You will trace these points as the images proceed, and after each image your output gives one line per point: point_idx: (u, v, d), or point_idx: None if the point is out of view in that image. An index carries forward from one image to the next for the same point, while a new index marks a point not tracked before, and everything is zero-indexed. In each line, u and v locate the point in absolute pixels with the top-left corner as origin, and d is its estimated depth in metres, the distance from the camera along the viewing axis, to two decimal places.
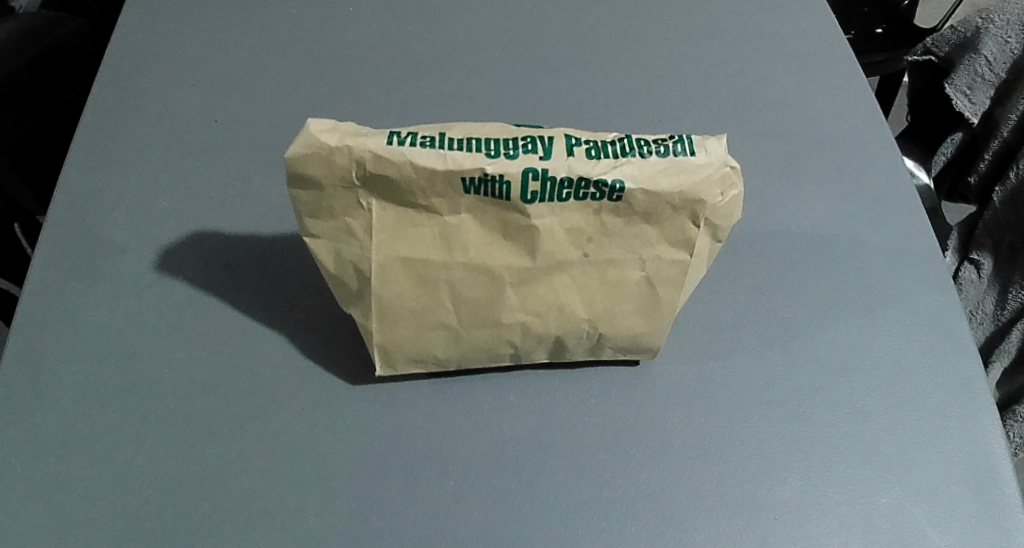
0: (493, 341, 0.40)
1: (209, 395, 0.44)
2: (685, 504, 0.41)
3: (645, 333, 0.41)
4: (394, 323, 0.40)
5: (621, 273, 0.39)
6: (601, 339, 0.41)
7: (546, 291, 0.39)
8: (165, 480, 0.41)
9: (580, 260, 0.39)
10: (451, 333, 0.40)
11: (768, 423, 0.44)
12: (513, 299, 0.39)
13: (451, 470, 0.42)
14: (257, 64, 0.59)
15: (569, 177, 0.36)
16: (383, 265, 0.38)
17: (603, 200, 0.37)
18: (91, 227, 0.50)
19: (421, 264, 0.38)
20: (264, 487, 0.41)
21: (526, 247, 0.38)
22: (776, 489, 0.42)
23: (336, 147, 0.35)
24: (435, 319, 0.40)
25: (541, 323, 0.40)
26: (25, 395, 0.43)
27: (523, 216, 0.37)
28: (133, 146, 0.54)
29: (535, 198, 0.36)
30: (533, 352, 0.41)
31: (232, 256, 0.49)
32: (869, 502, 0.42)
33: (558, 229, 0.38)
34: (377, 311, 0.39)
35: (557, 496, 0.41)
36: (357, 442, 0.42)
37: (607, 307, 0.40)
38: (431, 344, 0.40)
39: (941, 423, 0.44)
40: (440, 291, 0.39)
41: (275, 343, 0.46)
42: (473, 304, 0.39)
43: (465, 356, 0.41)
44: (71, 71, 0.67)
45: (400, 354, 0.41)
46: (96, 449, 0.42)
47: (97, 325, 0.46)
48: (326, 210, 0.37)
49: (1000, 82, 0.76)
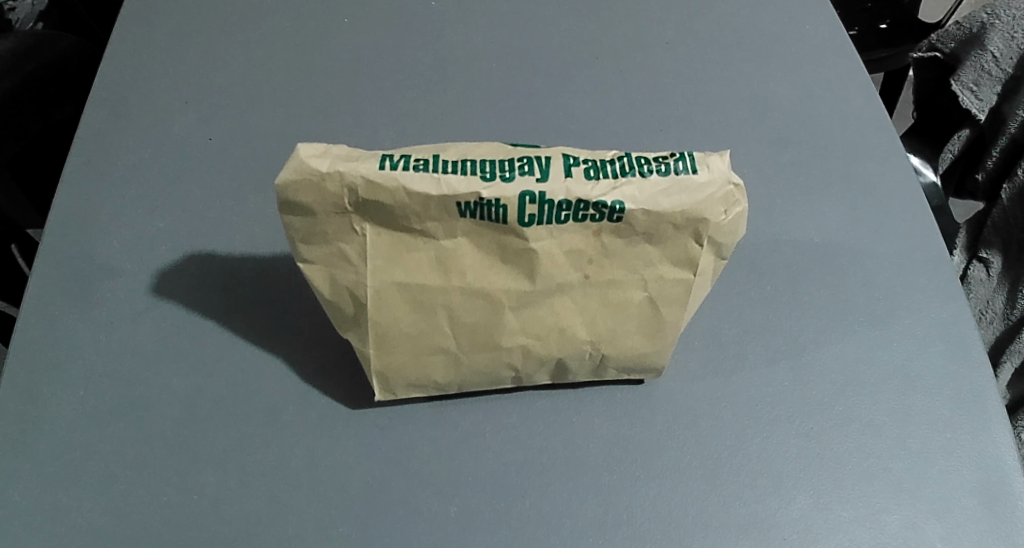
0: (494, 365, 0.39)
1: (206, 421, 0.43)
2: (691, 526, 0.40)
3: (649, 353, 0.40)
4: (391, 348, 0.39)
5: (623, 294, 0.39)
6: (603, 359, 0.40)
7: (547, 313, 0.38)
8: (163, 510, 0.40)
9: (582, 281, 0.38)
10: (450, 358, 0.39)
11: (776, 440, 0.43)
12: (514, 323, 0.38)
13: (453, 495, 0.41)
14: (253, 81, 0.59)
15: (568, 199, 0.35)
16: (379, 290, 0.37)
17: (603, 222, 0.36)
18: (86, 250, 0.49)
19: (419, 289, 0.37)
20: (262, 515, 0.40)
21: (524, 270, 0.37)
22: (784, 507, 0.41)
23: (327, 172, 0.34)
24: (433, 344, 0.39)
25: (542, 345, 0.39)
26: (20, 425, 0.42)
27: (521, 239, 0.36)
28: (128, 167, 0.53)
29: (533, 221, 0.35)
30: (535, 375, 0.40)
31: (229, 278, 0.48)
32: (879, 518, 0.41)
33: (558, 252, 0.37)
34: (375, 337, 0.38)
35: (560, 519, 0.40)
36: (357, 467, 0.42)
37: (609, 328, 0.39)
38: (430, 368, 0.39)
39: (953, 436, 0.43)
40: (438, 315, 0.38)
41: (272, 367, 0.45)
42: (473, 329, 0.38)
43: (466, 380, 0.40)
44: (71, 86, 0.67)
45: (399, 379, 0.40)
46: (93, 479, 0.41)
47: (93, 351, 0.45)
48: (320, 237, 0.36)
49: (1008, 78, 0.74)
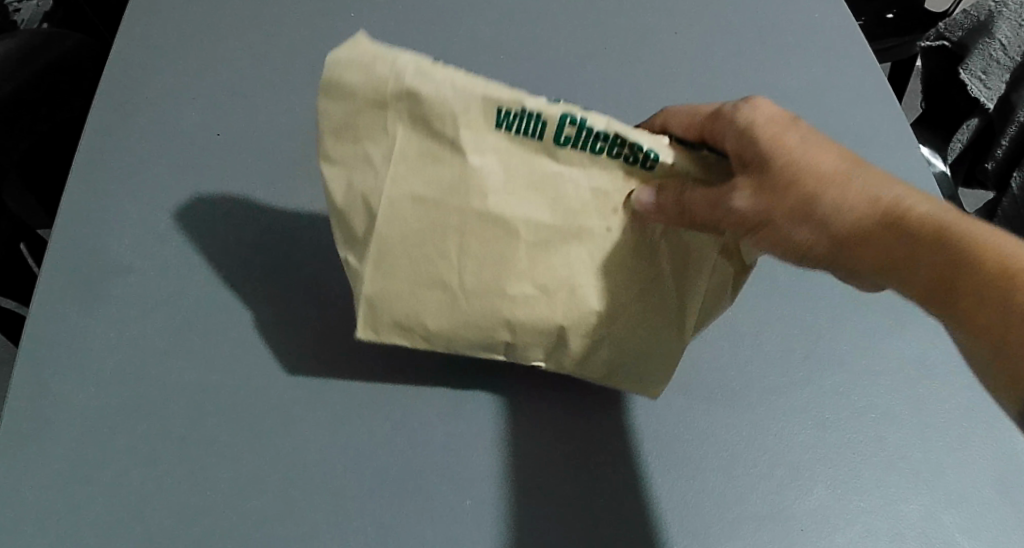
0: (491, 321, 0.39)
1: (215, 414, 0.42)
2: (708, 518, 0.40)
3: (651, 347, 0.41)
4: (391, 271, 0.39)
5: (644, 266, 0.39)
6: (607, 340, 0.41)
7: (559, 264, 0.38)
8: (167, 504, 0.39)
9: (601, 234, 0.38)
10: (448, 297, 0.39)
11: (792, 430, 0.43)
12: (524, 271, 0.38)
13: (468, 487, 0.40)
14: (253, 67, 0.57)
15: (607, 130, 0.35)
16: (393, 200, 0.37)
17: (634, 165, 0.37)
18: (86, 237, 0.47)
19: (435, 205, 0.37)
20: (280, 507, 0.39)
21: (547, 196, 0.37)
22: (802, 498, 0.41)
23: (378, 53, 0.35)
24: (434, 275, 0.39)
25: (545, 305, 0.39)
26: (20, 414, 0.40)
27: (556, 164, 0.37)
28: (127, 152, 0.51)
29: (567, 143, 0.36)
30: (531, 345, 0.41)
31: (236, 269, 0.47)
32: (896, 507, 0.41)
33: (586, 187, 0.37)
34: (376, 252, 0.38)
35: (579, 510, 0.40)
36: (369, 460, 0.41)
37: (620, 304, 0.40)
38: (425, 304, 0.39)
39: (968, 426, 0.44)
40: (447, 244, 0.38)
41: (282, 359, 0.44)
42: (480, 268, 0.38)
43: (457, 329, 0.40)
44: (81, 80, 0.66)
45: (388, 313, 0.40)
46: (97, 473, 0.39)
47: (95, 339, 0.43)
48: (352, 126, 0.37)
49: (1016, 66, 0.75)
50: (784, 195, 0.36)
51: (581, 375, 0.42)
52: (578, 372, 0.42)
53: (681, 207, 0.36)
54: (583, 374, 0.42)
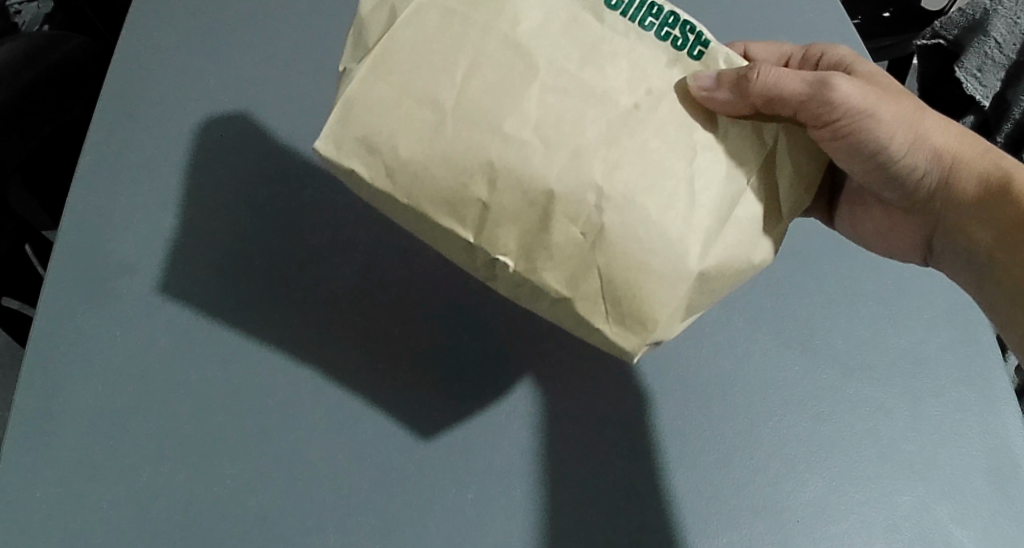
0: (472, 165, 0.34)
1: (224, 414, 0.44)
2: (704, 510, 0.41)
3: (652, 253, 0.34)
4: (387, 69, 0.35)
5: (659, 155, 0.35)
6: (598, 238, 0.34)
7: (572, 128, 0.34)
8: (186, 499, 0.41)
9: (627, 111, 0.35)
10: (433, 125, 0.35)
11: (787, 424, 0.44)
12: (529, 116, 0.34)
13: (471, 481, 0.42)
14: (247, 64, 0.57)
15: (659, 6, 0.37)
16: (422, 8, 0.36)
17: (683, 49, 0.38)
18: (95, 247, 0.49)
19: (462, 22, 0.36)
20: (295, 505, 0.42)
21: (575, 53, 0.36)
22: (798, 490, 0.42)
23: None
24: (429, 94, 0.35)
25: (543, 165, 0.34)
26: (41, 429, 0.43)
27: (596, 19, 0.37)
28: (130, 158, 0.52)
29: (619, 6, 0.37)
30: (509, 221, 0.35)
31: (238, 271, 0.48)
32: (891, 499, 0.42)
33: (621, 55, 0.36)
34: (381, 50, 0.36)
35: (584, 504, 0.42)
36: (375, 456, 0.43)
37: (628, 189, 0.34)
38: (406, 120, 0.35)
39: (962, 417, 0.44)
40: (459, 61, 0.35)
41: (286, 359, 0.45)
42: (483, 95, 0.35)
43: (430, 162, 0.34)
44: (83, 81, 0.67)
45: (365, 113, 0.35)
46: (116, 474, 0.42)
47: (107, 347, 0.45)
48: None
49: (1011, 63, 0.75)
50: (875, 96, 0.42)
51: (556, 294, 0.35)
52: (554, 286, 0.35)
53: (777, 81, 0.38)
54: (559, 288, 0.35)
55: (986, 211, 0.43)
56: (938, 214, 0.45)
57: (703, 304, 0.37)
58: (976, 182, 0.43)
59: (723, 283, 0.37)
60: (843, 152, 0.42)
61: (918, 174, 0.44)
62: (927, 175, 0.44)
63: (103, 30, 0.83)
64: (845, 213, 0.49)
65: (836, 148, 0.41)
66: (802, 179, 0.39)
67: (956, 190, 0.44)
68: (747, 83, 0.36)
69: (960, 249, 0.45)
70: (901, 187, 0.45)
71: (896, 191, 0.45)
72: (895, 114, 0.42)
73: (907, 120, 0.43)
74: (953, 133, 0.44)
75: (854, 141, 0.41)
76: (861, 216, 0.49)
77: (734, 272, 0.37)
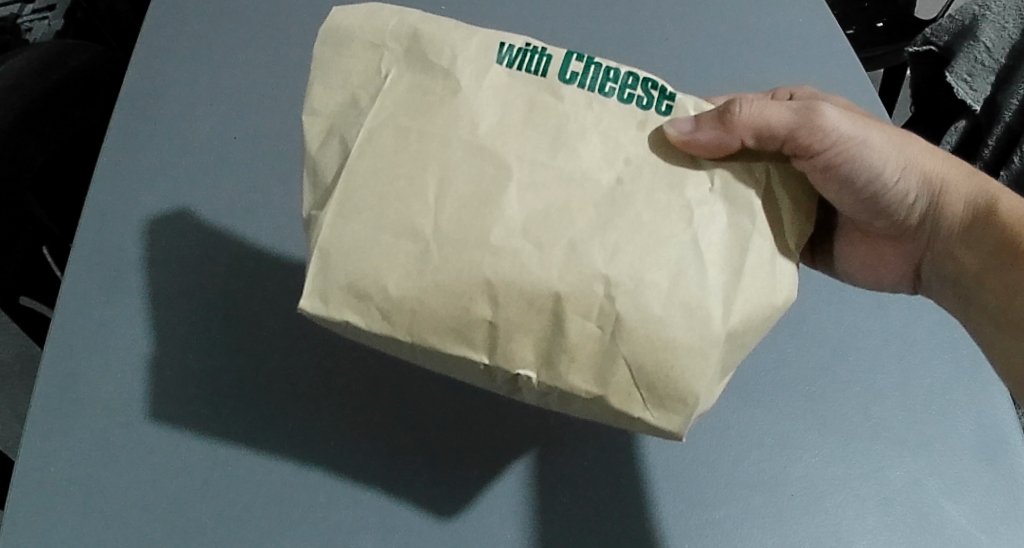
0: (469, 285, 0.32)
1: (237, 404, 0.47)
2: (706, 485, 0.46)
3: (673, 333, 0.32)
4: (353, 212, 0.33)
5: (658, 232, 0.33)
6: (616, 330, 0.32)
7: (559, 219, 0.32)
8: (198, 481, 0.44)
9: (610, 188, 0.33)
10: (419, 254, 0.32)
11: (781, 405, 0.49)
12: (515, 219, 0.32)
13: (473, 464, 0.46)
14: (265, 77, 0.60)
15: (615, 69, 0.36)
16: (374, 130, 0.34)
17: (650, 108, 0.35)
18: (113, 246, 0.52)
19: (417, 135, 0.34)
20: (310, 481, 0.45)
21: (547, 139, 0.34)
22: (792, 465, 0.47)
23: (385, 8, 0.37)
24: (406, 219, 0.33)
25: (541, 266, 0.32)
26: (64, 411, 0.46)
27: (554, 99, 0.35)
28: (148, 163, 0.55)
29: (574, 78, 0.35)
30: (520, 333, 0.32)
31: (254, 272, 0.52)
32: (884, 473, 0.47)
33: (592, 130, 0.34)
34: (342, 192, 0.33)
35: (578, 484, 0.46)
36: (384, 441, 0.46)
37: (632, 271, 0.32)
38: (390, 257, 0.32)
39: (951, 396, 0.49)
40: (426, 176, 0.33)
41: (301, 353, 0.49)
42: (461, 210, 0.32)
43: (425, 293, 0.32)
44: (102, 86, 0.69)
45: (344, 268, 0.33)
46: (132, 456, 0.45)
47: (127, 340, 0.48)
48: (339, 81, 0.36)
49: (1000, 67, 0.78)
50: (864, 128, 0.43)
51: (586, 394, 0.33)
52: (582, 387, 0.33)
53: (763, 119, 0.38)
54: (589, 389, 0.33)
55: (974, 235, 0.46)
56: (928, 237, 0.48)
57: (735, 361, 0.34)
58: (965, 206, 0.46)
59: (750, 334, 0.34)
60: (835, 183, 0.43)
61: (908, 201, 0.46)
62: (917, 200, 0.46)
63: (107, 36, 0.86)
64: (837, 249, 0.52)
65: (830, 178, 0.42)
66: (801, 208, 0.38)
67: (943, 215, 0.46)
68: (732, 116, 0.36)
69: (947, 273, 0.48)
70: (893, 214, 0.47)
71: (886, 220, 0.48)
72: (883, 146, 0.44)
73: (894, 152, 0.44)
74: (938, 159, 0.46)
75: (846, 170, 0.42)
76: (852, 247, 0.51)
77: (762, 320, 0.34)
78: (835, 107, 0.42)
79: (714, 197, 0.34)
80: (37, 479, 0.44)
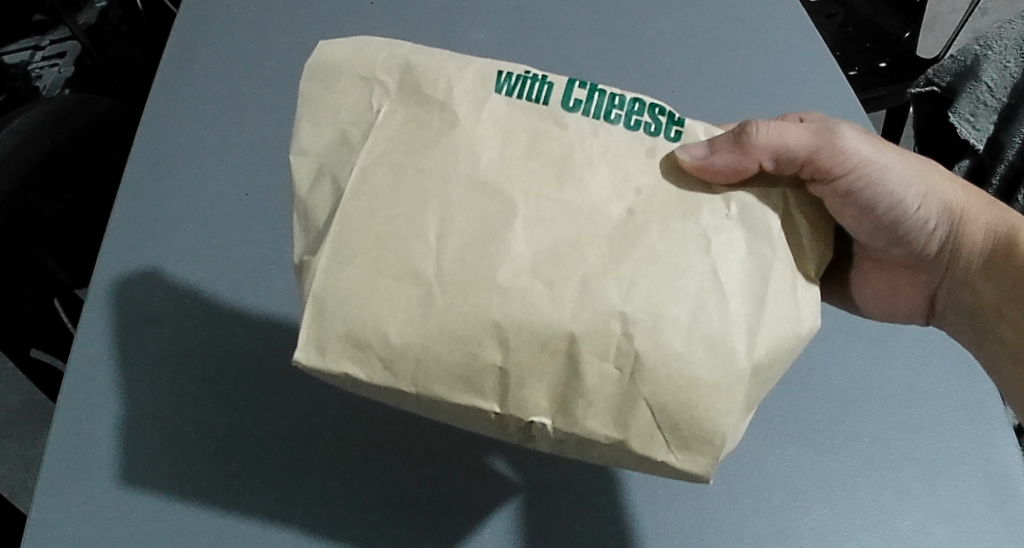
0: (478, 329, 0.32)
1: (249, 458, 0.48)
2: (715, 540, 0.46)
3: (694, 374, 0.32)
4: (349, 257, 0.33)
5: (673, 265, 0.33)
6: (636, 372, 0.32)
7: (569, 254, 0.33)
8: (210, 536, 0.45)
9: (622, 219, 0.34)
10: (420, 299, 0.32)
11: (790, 455, 0.48)
12: (522, 257, 0.32)
13: (486, 516, 0.47)
14: (280, 131, 0.62)
15: (620, 96, 0.36)
16: (367, 168, 0.34)
17: (658, 133, 0.36)
18: (129, 301, 0.53)
19: (414, 171, 0.34)
20: (315, 538, 0.46)
21: (553, 170, 0.34)
22: (801, 518, 0.46)
23: (374, 42, 0.38)
24: (405, 263, 0.33)
25: (554, 305, 0.32)
26: (83, 454, 0.47)
27: (558, 128, 0.35)
28: (164, 218, 0.57)
29: (578, 106, 0.36)
30: (533, 378, 0.32)
31: (266, 323, 0.53)
32: (891, 524, 0.47)
33: (600, 159, 0.35)
34: (335, 235, 0.33)
35: (587, 536, 0.46)
36: (395, 496, 0.47)
37: (650, 303, 0.32)
38: (393, 300, 0.32)
39: (958, 445, 0.49)
40: (426, 215, 0.33)
41: (313, 406, 0.50)
42: (462, 249, 0.33)
43: (429, 340, 0.32)
44: (120, 138, 0.71)
45: (340, 317, 0.33)
46: (144, 511, 0.46)
47: (138, 394, 0.50)
48: (327, 118, 0.36)
49: (1002, 107, 0.78)
50: (886, 155, 0.44)
51: (605, 440, 0.33)
52: (601, 432, 0.32)
53: (782, 143, 0.39)
54: (609, 434, 0.32)
55: (993, 269, 0.48)
56: (946, 267, 0.50)
57: (761, 396, 0.34)
58: (984, 237, 0.48)
59: (776, 367, 0.34)
60: (857, 209, 0.44)
61: (928, 228, 0.48)
62: (937, 228, 0.48)
63: (118, 87, 0.86)
64: (851, 281, 0.53)
65: (854, 204, 0.43)
66: (818, 234, 0.38)
67: (964, 244, 0.48)
68: (747, 140, 0.37)
69: (964, 305, 0.50)
70: (914, 242, 0.49)
71: (905, 247, 0.49)
72: (905, 172, 0.46)
73: (916, 177, 0.46)
74: (956, 188, 0.48)
75: (868, 195, 0.43)
76: (870, 279, 0.52)
77: (787, 351, 0.34)
78: (856, 133, 0.44)
79: (732, 222, 0.35)
80: (54, 521, 0.45)
